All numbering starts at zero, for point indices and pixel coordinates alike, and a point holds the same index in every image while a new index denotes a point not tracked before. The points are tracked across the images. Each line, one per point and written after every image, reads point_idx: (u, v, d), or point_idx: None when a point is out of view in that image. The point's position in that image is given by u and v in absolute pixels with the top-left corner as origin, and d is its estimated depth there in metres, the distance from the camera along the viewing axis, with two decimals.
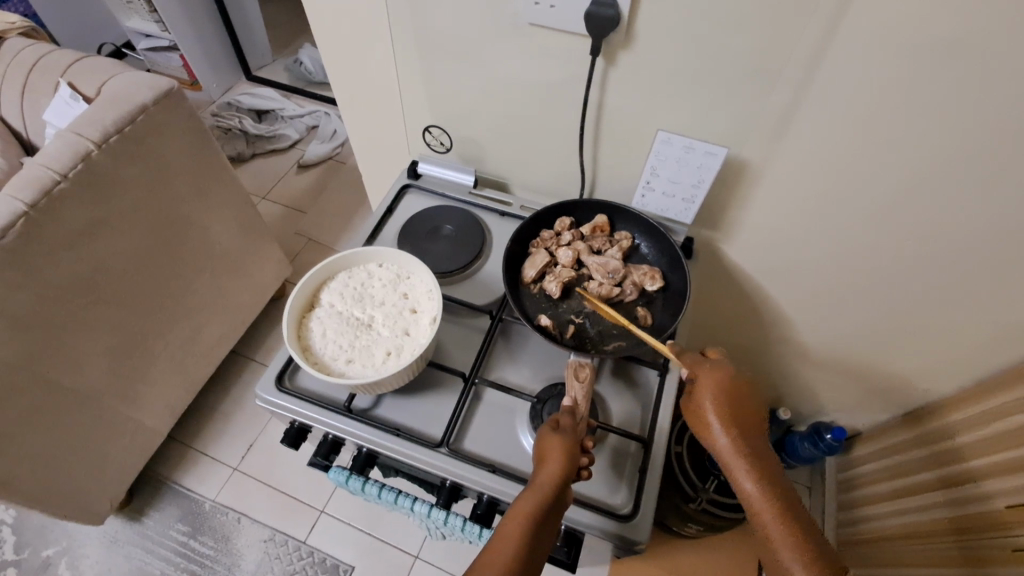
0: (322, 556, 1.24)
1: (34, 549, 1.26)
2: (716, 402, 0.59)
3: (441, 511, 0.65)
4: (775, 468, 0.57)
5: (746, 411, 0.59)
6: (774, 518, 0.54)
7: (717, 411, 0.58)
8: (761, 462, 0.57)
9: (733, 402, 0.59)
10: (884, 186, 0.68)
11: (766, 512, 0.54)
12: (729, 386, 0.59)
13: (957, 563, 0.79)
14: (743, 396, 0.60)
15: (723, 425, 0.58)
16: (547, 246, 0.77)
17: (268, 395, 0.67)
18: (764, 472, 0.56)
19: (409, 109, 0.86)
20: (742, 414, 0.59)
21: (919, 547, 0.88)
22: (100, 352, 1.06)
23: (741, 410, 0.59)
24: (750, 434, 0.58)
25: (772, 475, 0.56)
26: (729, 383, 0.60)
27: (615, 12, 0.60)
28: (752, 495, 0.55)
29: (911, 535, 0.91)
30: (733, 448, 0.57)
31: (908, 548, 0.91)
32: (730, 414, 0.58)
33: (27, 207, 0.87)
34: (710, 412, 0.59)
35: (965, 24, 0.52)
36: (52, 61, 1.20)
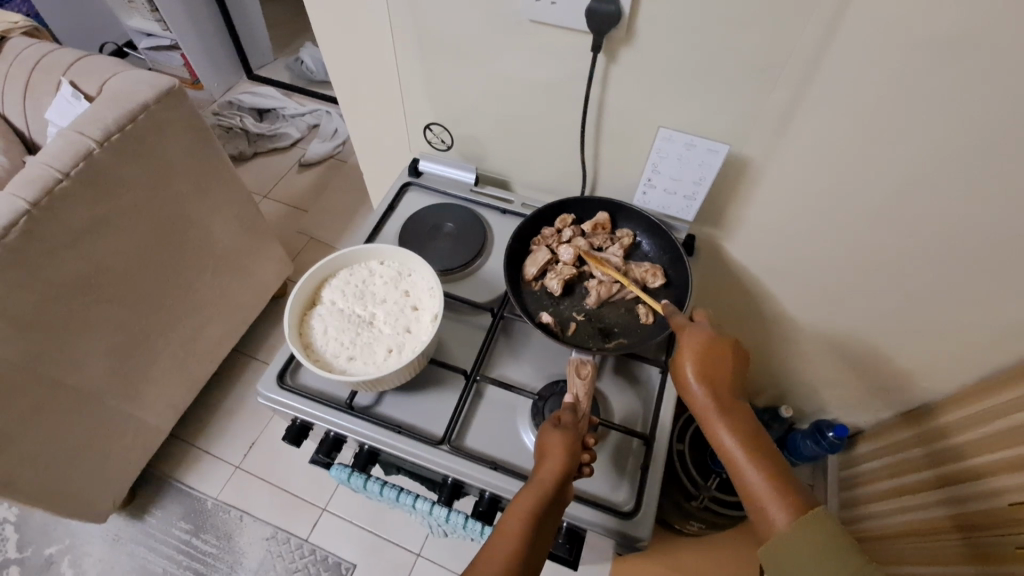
0: (324, 554, 1.24)
1: (37, 548, 1.26)
2: (691, 359, 0.59)
3: (443, 509, 0.65)
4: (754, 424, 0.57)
5: (722, 367, 0.59)
6: (755, 472, 0.54)
7: (693, 370, 0.59)
8: (739, 417, 0.57)
9: (709, 359, 0.59)
10: (887, 183, 0.67)
11: (745, 464, 0.54)
12: (704, 344, 0.59)
13: (964, 562, 0.78)
14: (720, 354, 0.59)
15: (699, 381, 0.58)
16: (549, 244, 0.77)
17: (270, 392, 0.67)
18: (742, 426, 0.56)
19: (410, 107, 0.86)
20: (719, 372, 0.58)
21: (922, 545, 0.88)
22: (103, 351, 1.07)
23: (717, 365, 0.59)
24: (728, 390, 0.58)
25: (751, 431, 0.56)
26: (704, 342, 0.59)
27: (616, 8, 0.60)
28: (729, 448, 0.56)
29: (915, 534, 0.90)
30: (710, 405, 0.57)
31: (910, 547, 0.90)
32: (706, 371, 0.58)
33: (29, 206, 0.88)
34: (687, 369, 0.59)
35: (968, 20, 0.51)
36: (54, 60, 1.21)
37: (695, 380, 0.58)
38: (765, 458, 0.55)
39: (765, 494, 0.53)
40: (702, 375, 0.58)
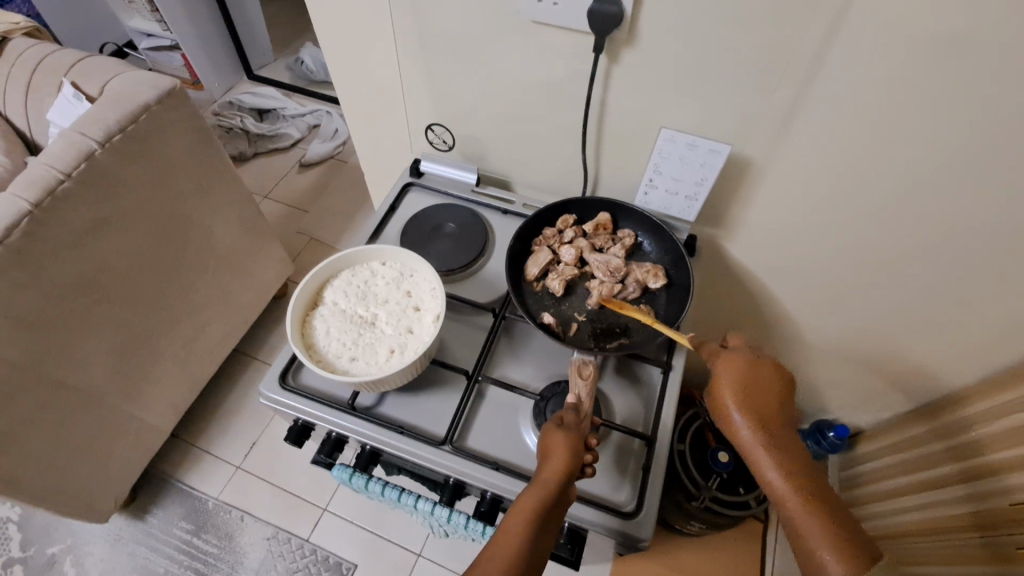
0: (325, 554, 1.24)
1: (39, 548, 1.26)
2: (733, 391, 0.59)
3: (444, 509, 0.65)
4: (802, 457, 0.57)
5: (766, 398, 0.59)
6: (801, 507, 0.54)
7: (736, 401, 0.58)
8: (785, 451, 0.56)
9: (751, 391, 0.59)
10: (889, 183, 0.67)
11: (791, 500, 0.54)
12: (747, 374, 0.59)
13: (978, 560, 0.77)
14: (764, 384, 0.59)
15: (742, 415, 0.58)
16: (550, 244, 0.77)
17: (272, 393, 0.67)
18: (788, 460, 0.56)
19: (411, 107, 0.86)
20: (764, 404, 0.58)
21: (933, 544, 0.87)
22: (105, 351, 1.07)
23: (760, 398, 0.59)
24: (773, 422, 0.58)
25: (798, 464, 0.56)
26: (748, 373, 0.59)
27: (618, 9, 0.60)
28: (775, 484, 0.56)
29: (923, 532, 0.90)
30: (754, 439, 0.57)
31: (916, 548, 0.91)
32: (749, 402, 0.58)
33: (32, 206, 0.88)
34: (728, 402, 0.59)
35: (970, 21, 0.51)
36: (55, 60, 1.21)
37: (738, 412, 0.58)
38: (814, 494, 0.54)
39: (814, 530, 0.53)
40: (745, 407, 0.58)
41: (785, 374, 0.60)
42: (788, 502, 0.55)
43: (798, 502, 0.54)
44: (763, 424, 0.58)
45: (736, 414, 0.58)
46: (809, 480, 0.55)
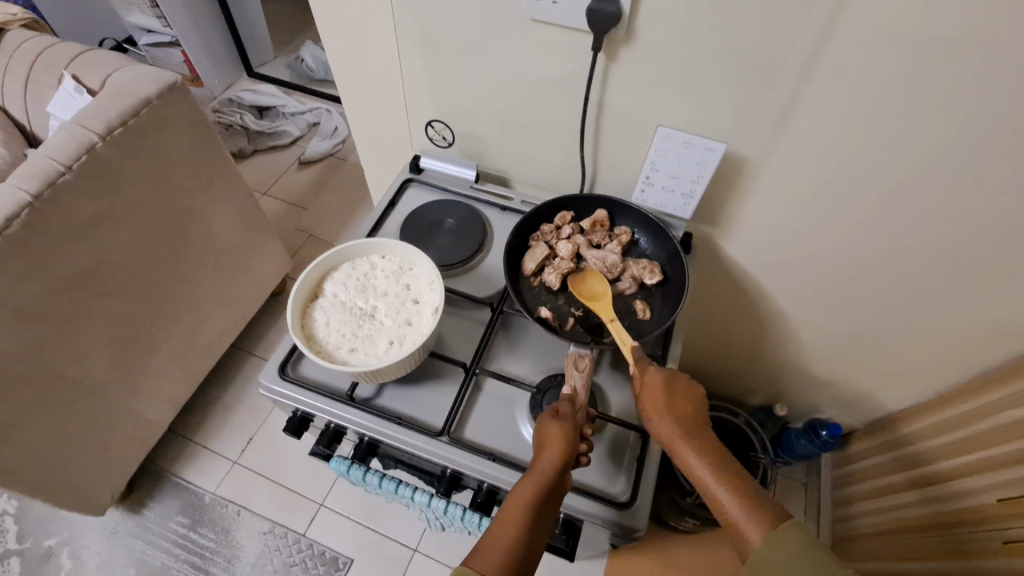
0: (322, 549, 1.24)
1: (35, 540, 1.27)
2: (658, 402, 0.59)
3: (441, 501, 0.66)
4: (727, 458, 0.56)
5: (686, 404, 0.59)
6: (725, 492, 0.53)
7: (659, 411, 0.58)
8: (711, 452, 0.56)
9: (672, 403, 0.59)
10: (879, 184, 0.69)
11: (720, 495, 0.53)
12: (665, 384, 0.60)
13: (943, 557, 0.84)
14: (684, 394, 0.60)
15: (662, 417, 0.58)
16: (548, 240, 0.78)
17: (272, 383, 0.68)
18: (714, 460, 0.55)
19: (412, 104, 0.87)
20: (680, 405, 0.59)
21: (901, 542, 0.94)
22: (104, 343, 1.07)
23: (675, 397, 0.59)
24: (696, 427, 0.58)
25: (726, 465, 0.55)
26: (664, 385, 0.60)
27: (616, 8, 0.61)
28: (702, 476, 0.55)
29: (893, 531, 0.97)
30: (676, 436, 0.57)
31: (892, 545, 0.96)
32: (670, 409, 0.58)
33: (32, 198, 0.88)
34: (650, 407, 0.59)
35: (958, 25, 0.53)
36: (56, 53, 1.21)
37: (662, 420, 0.58)
38: (742, 487, 0.53)
39: (748, 524, 0.51)
40: (667, 415, 0.58)
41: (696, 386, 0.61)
42: (720, 503, 0.53)
43: (730, 497, 0.53)
44: (686, 429, 0.57)
45: (663, 424, 0.57)
46: (738, 477, 0.54)
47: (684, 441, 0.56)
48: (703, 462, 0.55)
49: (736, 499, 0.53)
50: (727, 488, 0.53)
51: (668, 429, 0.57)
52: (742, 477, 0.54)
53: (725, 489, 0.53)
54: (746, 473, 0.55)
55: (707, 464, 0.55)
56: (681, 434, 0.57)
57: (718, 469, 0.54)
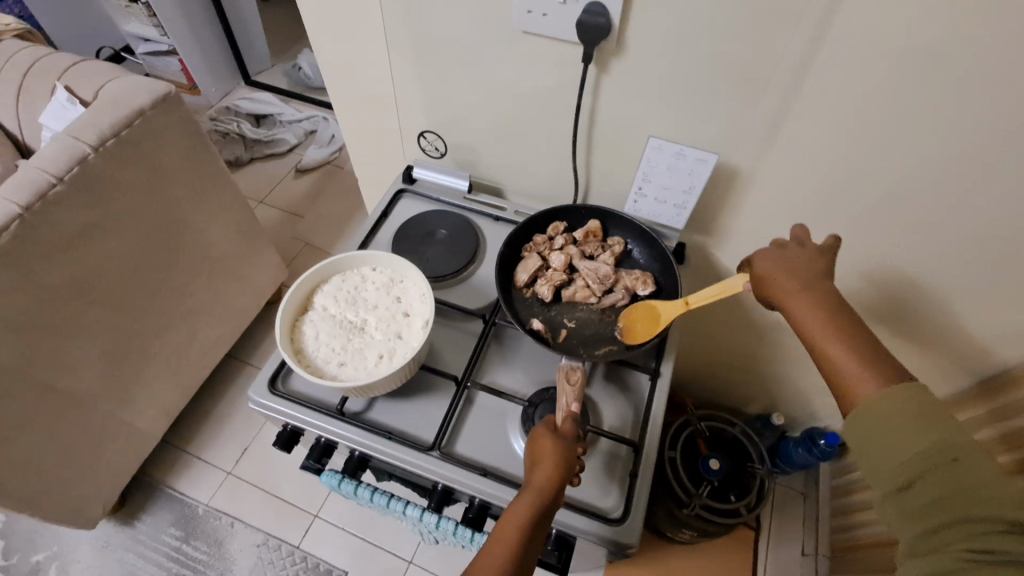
0: (316, 561, 1.23)
1: (24, 554, 1.25)
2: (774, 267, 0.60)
3: (433, 515, 0.65)
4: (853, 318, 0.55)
5: (811, 268, 0.59)
6: (836, 344, 0.53)
7: (774, 270, 0.59)
8: (832, 309, 0.56)
9: (793, 269, 0.59)
10: (871, 195, 0.69)
11: (830, 347, 0.54)
12: (782, 251, 0.61)
13: None
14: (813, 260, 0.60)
15: (782, 278, 0.59)
16: (540, 251, 0.77)
17: (261, 398, 0.67)
18: (834, 315, 0.55)
19: (405, 114, 0.87)
20: (804, 268, 0.59)
21: None
22: (96, 355, 1.06)
23: (800, 263, 0.59)
24: (822, 284, 0.57)
25: (849, 326, 0.54)
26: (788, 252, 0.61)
27: (606, 20, 0.61)
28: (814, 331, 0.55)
29: None
30: (795, 294, 0.57)
31: None
32: (792, 272, 0.59)
33: (22, 210, 0.88)
34: (766, 268, 0.60)
35: (948, 37, 0.52)
36: (51, 64, 1.21)
37: (782, 280, 0.59)
38: (857, 341, 0.53)
39: (858, 376, 0.51)
40: (788, 276, 0.59)
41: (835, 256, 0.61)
42: (832, 359, 0.53)
43: (837, 347, 0.53)
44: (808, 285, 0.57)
45: (783, 283, 0.58)
46: (857, 334, 0.54)
47: (802, 298, 0.57)
48: (818, 316, 0.55)
49: (846, 352, 0.53)
50: (838, 340, 0.53)
51: (787, 286, 0.58)
52: (861, 332, 0.54)
53: (839, 346, 0.53)
54: (869, 333, 0.54)
55: (822, 318, 0.55)
56: (800, 289, 0.57)
57: (835, 324, 0.54)
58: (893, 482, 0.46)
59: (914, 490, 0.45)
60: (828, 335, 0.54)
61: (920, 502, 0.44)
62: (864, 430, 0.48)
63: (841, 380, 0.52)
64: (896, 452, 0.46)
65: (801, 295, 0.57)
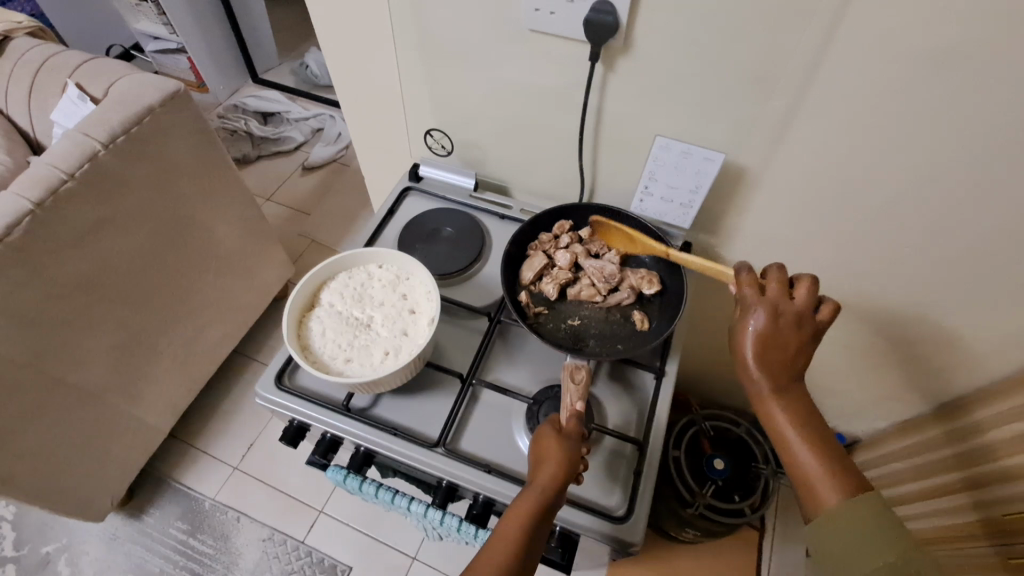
0: (321, 556, 1.24)
1: (33, 547, 1.27)
2: (754, 349, 0.57)
3: (437, 511, 0.66)
4: (816, 416, 0.57)
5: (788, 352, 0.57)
6: (802, 441, 0.55)
7: (753, 358, 0.57)
8: (799, 407, 0.56)
9: (774, 353, 0.57)
10: (878, 195, 0.68)
11: (800, 452, 0.55)
12: (762, 336, 0.57)
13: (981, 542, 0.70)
14: (782, 342, 0.56)
15: (758, 365, 0.57)
16: (546, 249, 0.77)
17: (268, 393, 0.68)
18: (802, 416, 0.56)
19: (412, 112, 0.87)
20: (781, 355, 0.57)
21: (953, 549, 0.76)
22: (105, 350, 1.07)
23: (778, 347, 0.56)
24: (791, 383, 0.57)
25: (812, 426, 0.56)
26: (774, 326, 0.56)
27: (614, 18, 0.61)
28: (782, 424, 0.56)
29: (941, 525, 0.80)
30: (766, 389, 0.57)
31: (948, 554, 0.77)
32: (767, 360, 0.57)
33: (33, 206, 0.89)
34: (746, 350, 0.58)
35: (959, 34, 0.52)
36: (62, 61, 1.22)
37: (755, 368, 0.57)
38: (820, 445, 0.55)
39: (823, 485, 0.53)
40: (763, 364, 0.57)
41: (824, 331, 0.58)
42: (799, 457, 0.55)
43: (808, 454, 0.54)
44: (775, 382, 0.57)
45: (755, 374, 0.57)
46: (820, 435, 0.55)
47: (773, 399, 0.57)
48: (784, 411, 0.56)
49: (814, 453, 0.54)
50: (808, 446, 0.55)
51: (760, 379, 0.57)
52: (821, 434, 0.56)
53: (806, 446, 0.55)
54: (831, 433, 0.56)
55: (791, 418, 0.56)
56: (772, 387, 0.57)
57: (800, 422, 0.56)
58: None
59: None
60: (796, 434, 0.55)
61: None
62: (828, 544, 0.51)
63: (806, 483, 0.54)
64: (863, 569, 0.49)
65: (772, 398, 0.57)
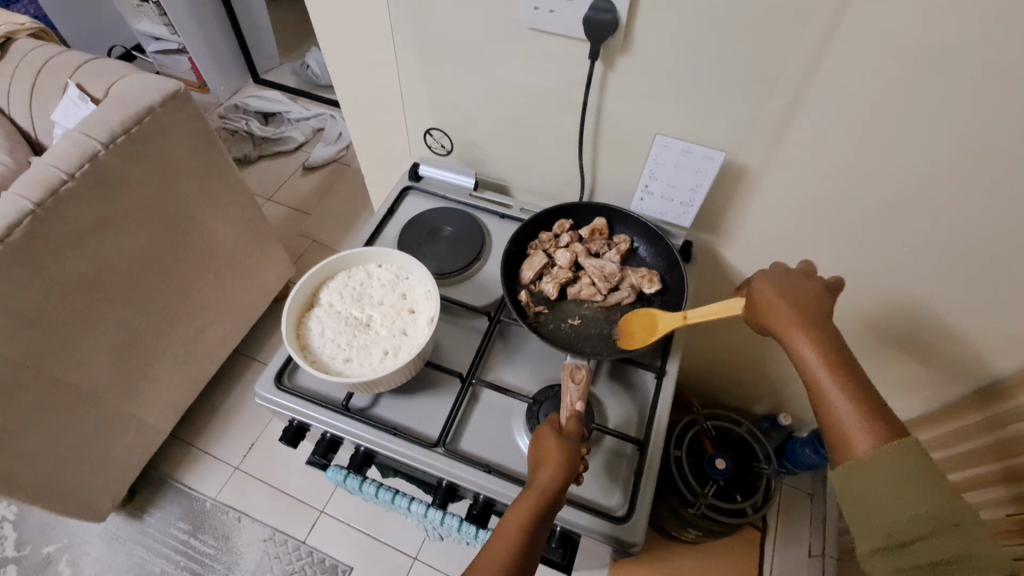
0: (322, 556, 1.24)
1: (34, 547, 1.27)
2: (776, 292, 0.60)
3: (437, 511, 0.66)
4: (853, 363, 0.55)
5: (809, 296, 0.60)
6: (832, 380, 0.54)
7: (779, 299, 0.59)
8: (833, 348, 0.56)
9: (795, 295, 0.59)
10: (879, 194, 0.68)
11: (831, 391, 0.53)
12: (784, 280, 0.61)
13: None
14: (804, 288, 0.60)
15: (784, 305, 0.59)
16: (546, 248, 0.77)
17: (268, 393, 0.68)
18: (834, 357, 0.55)
19: (412, 112, 0.87)
20: (803, 298, 0.59)
21: None
22: (106, 350, 1.07)
23: (801, 291, 0.60)
24: (821, 325, 0.58)
25: (846, 367, 0.54)
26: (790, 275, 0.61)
27: (614, 17, 0.61)
28: (812, 361, 0.55)
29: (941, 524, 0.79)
30: (795, 326, 0.57)
31: None
32: (793, 301, 0.59)
33: (34, 206, 0.89)
34: (769, 292, 0.60)
35: (960, 32, 0.52)
36: (62, 61, 1.23)
37: (782, 306, 0.59)
38: (853, 385, 0.53)
39: (854, 424, 0.51)
40: (789, 303, 0.59)
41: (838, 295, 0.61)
42: (833, 402, 0.53)
43: (840, 391, 0.53)
44: (809, 323, 0.57)
45: (782, 310, 0.58)
46: (853, 375, 0.54)
47: (810, 339, 0.56)
48: (814, 348, 0.56)
49: (845, 390, 0.53)
50: (840, 385, 0.53)
51: (788, 315, 0.58)
52: (855, 375, 0.54)
53: (837, 385, 0.53)
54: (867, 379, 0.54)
55: (822, 356, 0.55)
56: (800, 325, 0.57)
57: (831, 361, 0.55)
58: (882, 544, 0.48)
59: (915, 549, 0.47)
60: (827, 372, 0.54)
61: (916, 562, 0.46)
62: (860, 482, 0.49)
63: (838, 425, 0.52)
64: (893, 510, 0.47)
65: (806, 336, 0.57)
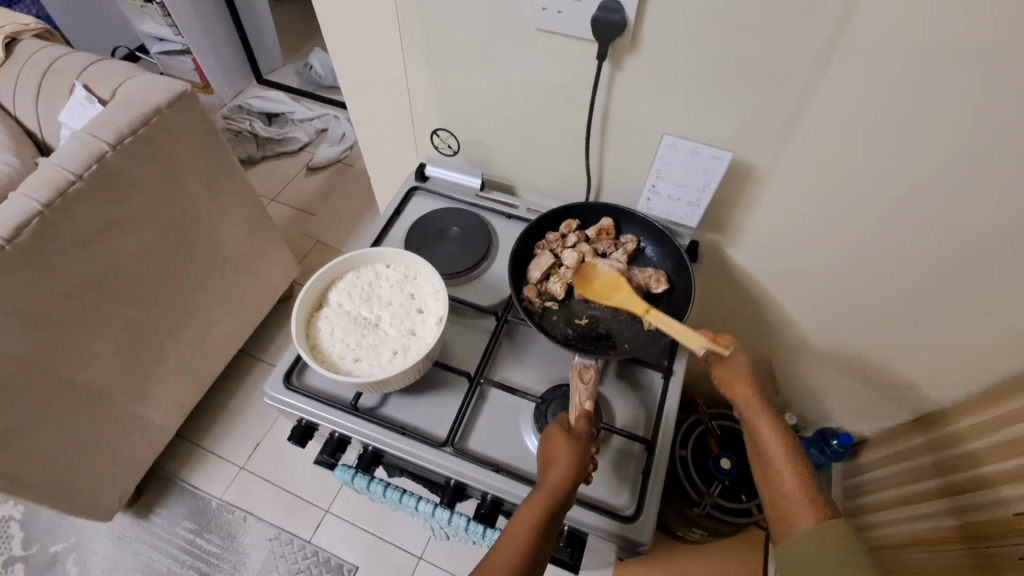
0: (327, 555, 1.24)
1: (41, 546, 1.28)
2: (749, 383, 0.67)
3: (445, 511, 0.66)
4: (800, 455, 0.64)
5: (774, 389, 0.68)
6: (787, 467, 0.62)
7: (751, 392, 0.66)
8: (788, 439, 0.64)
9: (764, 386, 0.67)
10: (886, 194, 0.68)
11: (784, 476, 0.62)
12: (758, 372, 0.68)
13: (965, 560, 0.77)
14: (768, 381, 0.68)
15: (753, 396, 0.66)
16: (553, 248, 0.77)
17: (276, 393, 0.68)
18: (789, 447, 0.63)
19: (418, 112, 0.87)
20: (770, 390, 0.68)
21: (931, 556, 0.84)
22: (113, 350, 1.08)
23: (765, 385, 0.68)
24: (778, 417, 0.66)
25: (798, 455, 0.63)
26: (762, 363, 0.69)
27: (621, 17, 0.61)
28: (771, 448, 0.63)
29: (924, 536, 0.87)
30: (762, 418, 0.65)
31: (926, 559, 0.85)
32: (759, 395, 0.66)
33: (43, 207, 0.89)
34: (745, 382, 0.67)
35: (968, 32, 0.52)
36: (69, 62, 1.23)
37: (752, 399, 0.66)
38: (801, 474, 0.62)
39: (801, 508, 0.60)
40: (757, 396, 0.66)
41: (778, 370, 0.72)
42: (780, 481, 0.62)
43: (791, 476, 0.61)
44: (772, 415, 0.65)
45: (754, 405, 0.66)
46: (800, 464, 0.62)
47: (770, 427, 0.64)
48: (775, 439, 0.63)
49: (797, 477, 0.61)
50: (792, 473, 0.61)
51: (756, 408, 0.65)
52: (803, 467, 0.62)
53: (791, 472, 0.62)
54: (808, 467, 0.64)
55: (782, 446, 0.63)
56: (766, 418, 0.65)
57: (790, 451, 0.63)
58: None
59: None
60: (784, 460, 0.62)
61: None
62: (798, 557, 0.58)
63: (782, 502, 0.61)
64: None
65: (770, 428, 0.64)
